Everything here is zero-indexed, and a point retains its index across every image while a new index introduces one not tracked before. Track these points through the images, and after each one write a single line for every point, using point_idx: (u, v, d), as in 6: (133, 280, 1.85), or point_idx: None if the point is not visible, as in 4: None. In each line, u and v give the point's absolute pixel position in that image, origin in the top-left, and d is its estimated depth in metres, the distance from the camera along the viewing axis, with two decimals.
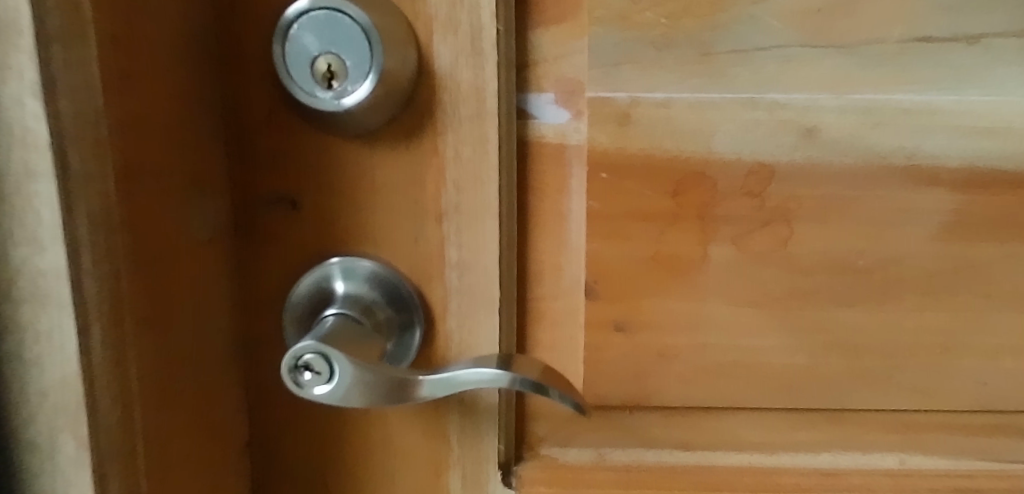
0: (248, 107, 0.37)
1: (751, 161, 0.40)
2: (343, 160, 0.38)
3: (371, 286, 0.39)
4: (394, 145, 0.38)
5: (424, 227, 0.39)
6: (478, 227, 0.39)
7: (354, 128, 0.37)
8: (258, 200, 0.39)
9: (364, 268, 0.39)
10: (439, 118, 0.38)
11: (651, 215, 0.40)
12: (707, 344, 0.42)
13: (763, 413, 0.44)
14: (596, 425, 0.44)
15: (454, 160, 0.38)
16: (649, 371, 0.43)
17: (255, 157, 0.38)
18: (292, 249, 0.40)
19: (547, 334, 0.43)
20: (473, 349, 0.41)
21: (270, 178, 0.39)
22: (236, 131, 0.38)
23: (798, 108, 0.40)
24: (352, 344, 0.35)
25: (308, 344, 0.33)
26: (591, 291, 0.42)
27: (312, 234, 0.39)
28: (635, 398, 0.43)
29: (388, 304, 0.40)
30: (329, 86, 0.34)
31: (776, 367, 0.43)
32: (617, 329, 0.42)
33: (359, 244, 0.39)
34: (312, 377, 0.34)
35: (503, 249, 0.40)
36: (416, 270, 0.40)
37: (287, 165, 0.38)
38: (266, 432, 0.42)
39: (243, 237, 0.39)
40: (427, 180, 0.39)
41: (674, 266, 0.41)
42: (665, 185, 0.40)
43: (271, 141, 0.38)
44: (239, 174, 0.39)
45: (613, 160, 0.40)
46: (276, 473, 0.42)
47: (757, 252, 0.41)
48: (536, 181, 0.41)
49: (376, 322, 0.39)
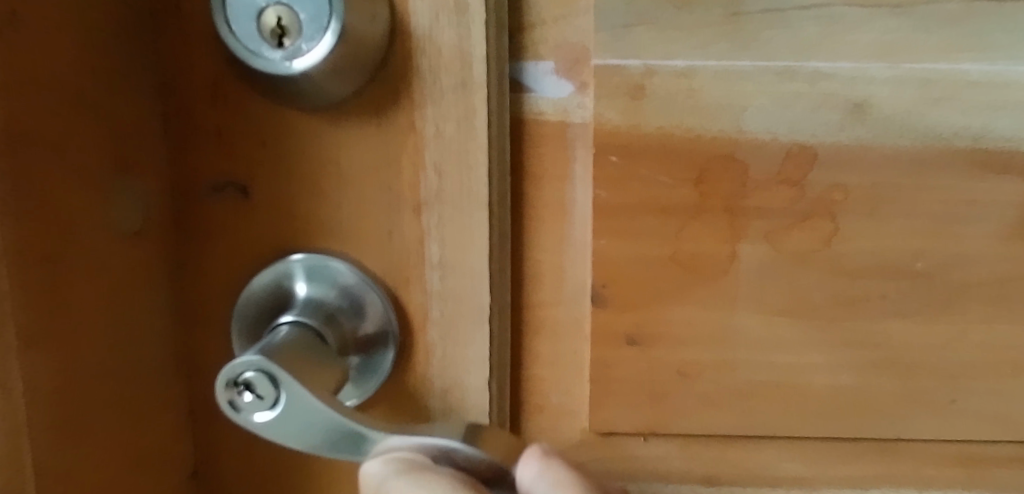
0: (189, 75, 0.32)
1: (789, 142, 0.34)
2: (302, 138, 0.32)
3: (337, 290, 0.33)
4: (364, 122, 0.32)
5: (400, 219, 0.33)
6: (462, 220, 0.33)
7: (314, 100, 0.31)
8: (204, 187, 0.33)
9: (329, 269, 0.33)
10: (416, 89, 0.32)
11: (668, 207, 0.34)
12: (737, 362, 0.36)
13: (802, 443, 0.37)
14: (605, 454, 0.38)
15: (436, 138, 0.32)
16: (668, 393, 0.36)
17: (199, 135, 0.32)
18: (244, 246, 0.34)
19: (546, 346, 0.37)
20: (458, 363, 0.35)
21: (216, 159, 0.33)
22: (175, 105, 0.32)
23: (846, 78, 0.33)
24: (304, 364, 0.29)
25: (252, 360, 0.27)
26: (599, 297, 0.35)
27: (268, 228, 0.33)
28: (651, 426, 0.37)
29: (355, 311, 0.33)
30: (278, 44, 0.28)
31: (818, 388, 0.36)
32: (629, 343, 0.35)
33: (323, 239, 0.33)
34: (252, 401, 0.27)
35: (495, 246, 0.34)
36: (391, 270, 0.34)
37: (238, 145, 0.32)
38: (212, 463, 0.36)
39: (187, 230, 0.34)
40: (402, 162, 0.33)
41: (697, 268, 0.35)
42: (686, 172, 0.34)
43: (217, 116, 0.32)
44: (181, 157, 0.33)
45: (624, 140, 0.33)
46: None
47: (795, 251, 0.35)
48: (533, 166, 0.35)
49: (341, 337, 0.33)
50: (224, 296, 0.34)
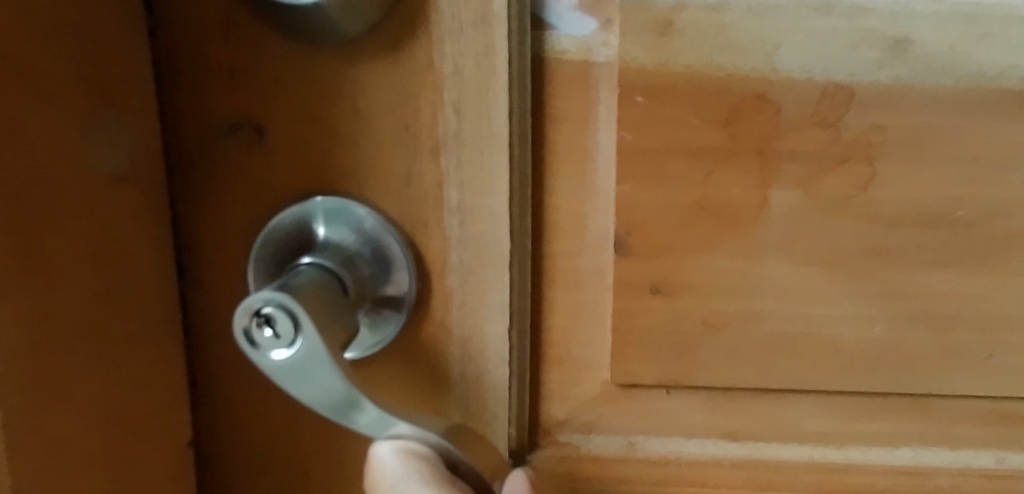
0: (201, 8, 0.31)
1: (824, 82, 0.32)
2: (316, 76, 0.31)
3: (357, 235, 0.32)
4: (380, 59, 0.31)
5: (418, 161, 0.32)
6: (481, 160, 0.32)
7: (327, 32, 0.30)
8: (218, 126, 0.32)
9: (349, 214, 0.32)
10: (434, 24, 0.31)
11: (696, 151, 0.33)
12: (765, 314, 0.34)
13: (832, 398, 0.36)
14: (626, 407, 0.37)
15: (454, 76, 0.31)
16: (693, 345, 0.35)
17: (212, 72, 0.31)
18: (259, 188, 0.33)
19: (567, 297, 0.35)
20: (477, 312, 0.34)
21: (229, 98, 0.32)
22: (187, 40, 0.31)
23: (886, 13, 0.31)
24: (324, 310, 0.28)
25: (278, 294, 0.26)
26: (623, 245, 0.34)
27: (284, 170, 0.33)
28: (674, 378, 0.36)
29: (374, 259, 0.33)
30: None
31: (849, 341, 0.35)
32: (653, 292, 0.34)
33: (339, 181, 0.33)
34: (270, 337, 0.27)
35: (515, 190, 0.33)
36: (409, 214, 0.33)
37: (253, 83, 0.31)
38: (224, 410, 0.36)
39: (201, 171, 0.33)
40: (420, 101, 0.32)
41: (726, 215, 0.33)
42: (715, 113, 0.32)
43: (230, 53, 0.31)
44: (194, 94, 0.32)
45: (651, 80, 0.32)
46: (236, 457, 0.36)
47: (828, 198, 0.33)
48: (555, 108, 0.33)
49: (359, 286, 0.32)
50: (239, 240, 0.33)
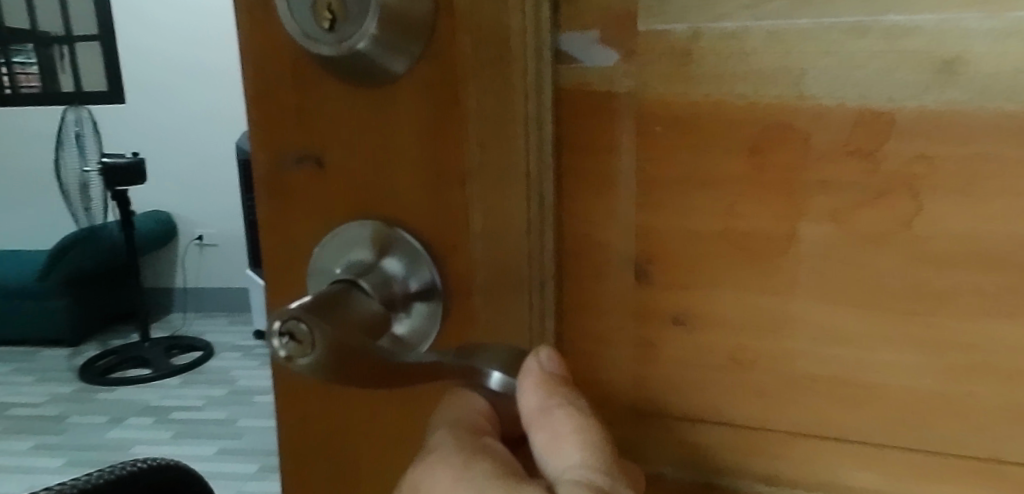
0: (263, 59, 0.35)
1: (857, 108, 0.28)
2: (359, 112, 0.34)
3: (395, 255, 0.34)
4: (411, 97, 0.33)
5: (446, 190, 0.34)
6: (503, 189, 0.33)
7: (358, 74, 0.32)
8: (284, 159, 0.36)
9: (386, 234, 0.34)
10: (458, 64, 0.32)
11: (717, 178, 0.31)
12: (797, 356, 0.32)
13: (882, 454, 0.32)
14: (653, 434, 0.35)
15: (478, 112, 0.33)
16: (718, 380, 0.33)
17: (277, 112, 0.35)
18: (316, 214, 0.36)
19: (589, 321, 0.35)
20: (499, 333, 0.35)
21: (292, 132, 0.35)
22: (258, 88, 0.35)
23: (935, 33, 0.27)
24: (347, 314, 0.29)
25: (295, 308, 0.27)
26: (643, 274, 0.33)
27: (334, 196, 0.35)
28: (699, 411, 0.34)
29: (411, 275, 0.34)
30: (328, 28, 0.29)
31: (899, 393, 0.31)
32: (675, 323, 0.33)
33: (375, 206, 0.35)
34: (297, 348, 0.27)
35: (536, 218, 0.33)
36: (437, 238, 0.34)
37: (309, 120, 0.35)
38: (287, 399, 0.39)
39: (274, 199, 0.37)
40: (448, 135, 0.33)
41: (751, 246, 0.31)
42: (738, 141, 0.30)
43: (292, 93, 0.35)
44: (263, 133, 0.36)
45: (669, 110, 0.31)
46: (303, 447, 0.39)
47: (868, 233, 0.29)
48: (576, 136, 0.33)
49: (389, 291, 0.32)
50: (295, 258, 0.37)
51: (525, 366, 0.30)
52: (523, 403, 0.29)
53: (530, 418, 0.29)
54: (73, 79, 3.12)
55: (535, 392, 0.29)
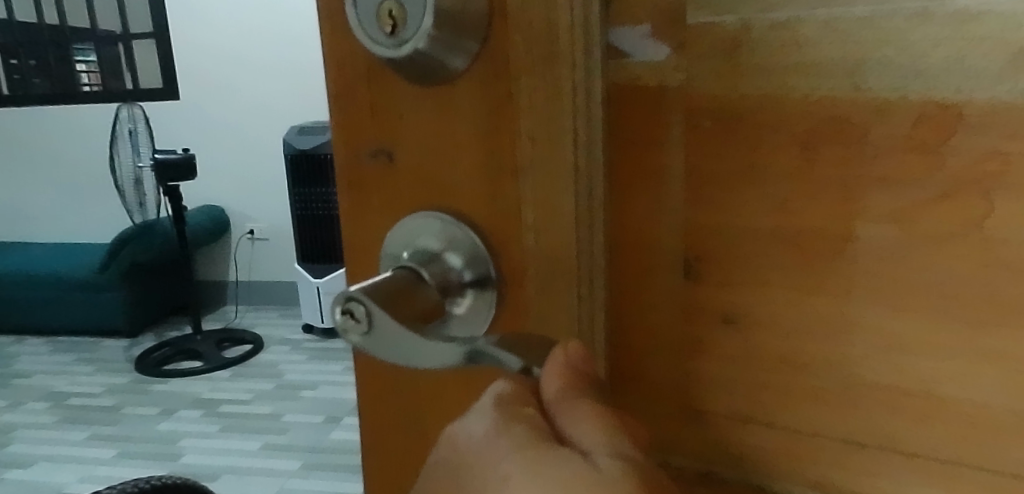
0: (344, 61, 0.36)
1: (920, 100, 0.26)
2: (421, 107, 0.35)
3: (454, 247, 0.34)
4: (470, 96, 0.33)
5: (500, 184, 0.34)
6: (553, 184, 0.33)
7: (418, 74, 0.33)
8: (361, 156, 0.37)
9: (445, 225, 0.35)
10: (511, 61, 0.32)
11: (770, 172, 0.29)
12: (858, 368, 0.29)
13: (952, 475, 0.28)
14: (703, 431, 0.34)
15: (529, 108, 0.32)
16: (770, 382, 0.31)
17: (355, 111, 0.37)
18: (384, 209, 0.37)
19: (638, 317, 0.34)
20: (549, 328, 0.34)
21: (367, 129, 0.37)
22: (339, 86, 0.37)
23: (1006, 15, 0.24)
24: (401, 297, 0.31)
25: (353, 290, 0.30)
26: (690, 270, 0.32)
27: (403, 189, 0.36)
28: (748, 413, 0.32)
29: (470, 267, 0.34)
30: (389, 33, 0.30)
31: (969, 411, 0.27)
32: (725, 321, 0.32)
33: (436, 199, 0.35)
34: (354, 326, 0.30)
35: (584, 212, 0.33)
36: (492, 232, 0.34)
37: (382, 119, 0.36)
38: (363, 392, 0.39)
39: (353, 191, 0.38)
40: (503, 129, 0.33)
41: (806, 245, 0.29)
42: (793, 136, 0.29)
43: (366, 91, 0.36)
44: (344, 131, 0.37)
45: (722, 105, 0.30)
46: (384, 442, 0.39)
47: (932, 234, 0.27)
48: (629, 130, 0.32)
49: (444, 279, 0.33)
50: (365, 249, 0.38)
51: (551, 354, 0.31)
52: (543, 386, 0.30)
53: (549, 398, 0.30)
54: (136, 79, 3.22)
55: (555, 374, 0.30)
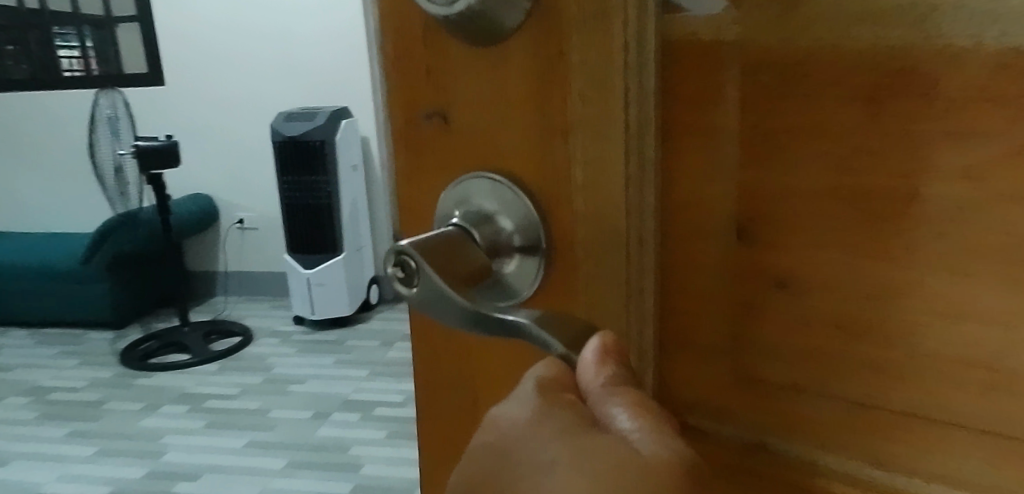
0: (400, 20, 0.36)
1: (998, 48, 0.25)
2: (471, 67, 0.34)
3: (507, 209, 0.34)
4: (522, 56, 0.33)
5: (552, 144, 0.33)
6: (605, 142, 0.32)
7: (474, 31, 0.32)
8: (417, 118, 0.37)
9: (498, 188, 0.34)
10: (563, 17, 0.31)
11: (830, 127, 0.28)
12: (926, 337, 0.28)
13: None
14: (755, 400, 0.32)
15: (580, 65, 0.32)
16: (826, 350, 0.30)
17: (410, 72, 0.36)
18: (440, 171, 0.37)
19: (687, 282, 0.33)
20: (599, 292, 0.34)
21: (422, 90, 0.36)
22: (397, 48, 0.36)
23: None
24: (451, 258, 0.32)
25: (403, 246, 0.31)
26: (743, 232, 0.31)
27: (457, 151, 0.36)
28: (801, 383, 0.31)
29: (522, 231, 0.34)
30: None
31: None
32: (777, 285, 0.31)
33: (485, 160, 0.35)
34: (404, 278, 0.32)
35: (636, 172, 0.32)
36: (543, 193, 0.34)
37: (437, 81, 0.35)
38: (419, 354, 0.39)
39: (410, 153, 0.38)
40: (555, 88, 0.32)
41: (866, 203, 0.28)
42: (858, 88, 0.28)
43: (421, 51, 0.35)
44: (400, 92, 0.37)
45: (782, 58, 0.29)
46: (437, 403, 0.39)
47: (1008, 191, 0.25)
48: (685, 87, 0.32)
49: (495, 241, 0.33)
50: (420, 210, 0.38)
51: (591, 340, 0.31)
52: (584, 374, 0.30)
53: (588, 385, 0.30)
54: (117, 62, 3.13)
55: (593, 362, 0.30)
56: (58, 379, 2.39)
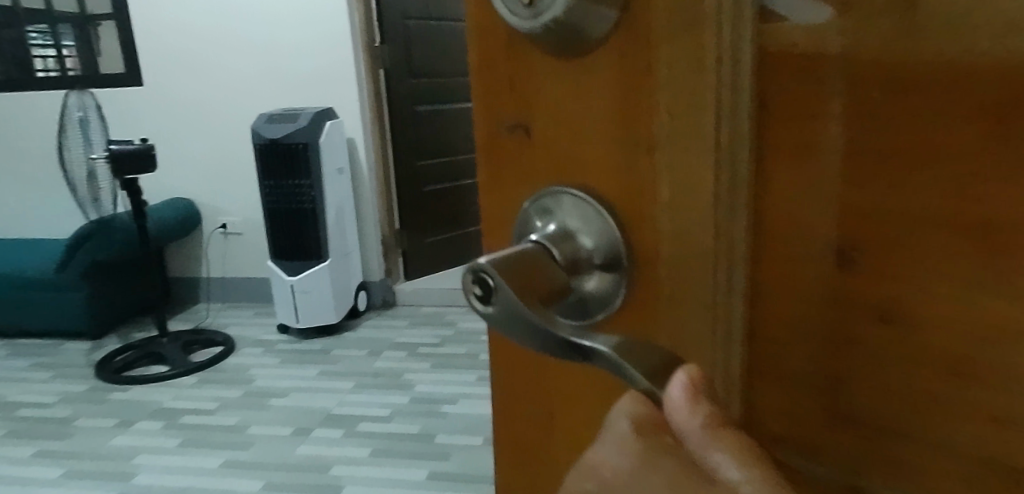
0: (483, 29, 0.35)
1: None
2: (556, 79, 0.33)
3: (587, 226, 0.33)
4: (611, 68, 0.31)
5: (636, 161, 0.32)
6: (693, 162, 0.30)
7: (560, 41, 0.31)
8: (500, 130, 0.36)
9: (576, 203, 0.33)
10: (651, 28, 0.30)
11: (952, 153, 0.26)
12: None
13: None
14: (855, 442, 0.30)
15: (669, 79, 0.30)
16: (938, 392, 0.27)
17: (492, 83, 0.35)
18: (520, 182, 0.36)
19: (783, 311, 0.31)
20: (682, 318, 0.32)
21: (504, 101, 0.35)
22: (479, 60, 0.35)
23: None
24: (529, 278, 0.31)
25: (482, 264, 0.30)
26: (849, 261, 0.29)
27: (539, 164, 0.35)
28: (907, 426, 0.28)
29: (601, 249, 0.32)
30: (527, 4, 0.30)
31: None
32: (885, 321, 0.28)
33: (568, 175, 0.34)
34: (481, 296, 0.31)
35: (726, 194, 0.30)
36: (626, 211, 0.32)
37: (518, 92, 0.34)
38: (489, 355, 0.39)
39: (491, 164, 0.37)
40: (642, 104, 0.31)
41: (992, 236, 0.25)
42: (984, 108, 0.25)
43: (503, 63, 0.34)
44: (483, 103, 0.36)
45: (895, 74, 0.27)
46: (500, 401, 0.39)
47: None
48: (786, 103, 0.30)
49: (574, 259, 0.32)
50: (502, 223, 0.37)
51: (678, 373, 0.28)
52: (674, 415, 0.27)
53: (681, 426, 0.27)
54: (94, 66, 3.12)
55: (684, 402, 0.27)
56: (28, 390, 2.35)
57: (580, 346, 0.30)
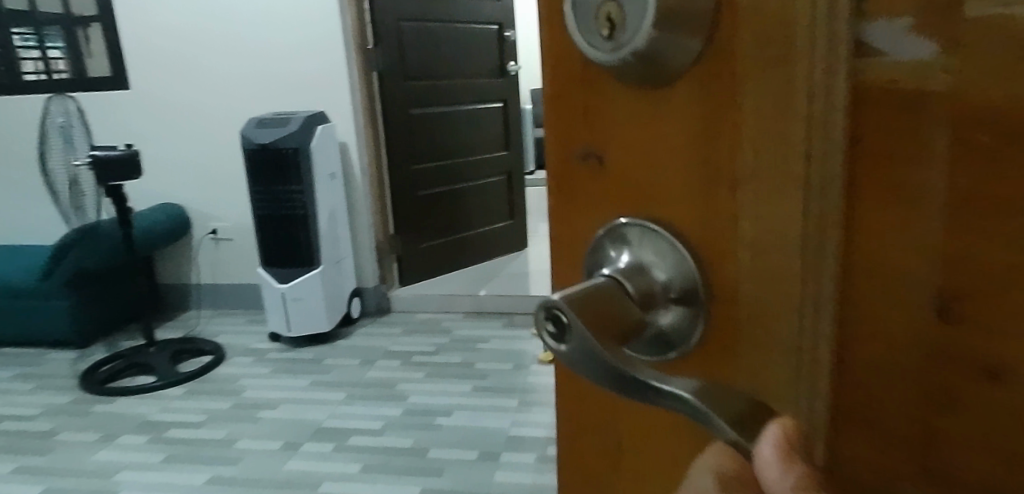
0: (557, 54, 0.33)
1: None
2: (634, 107, 0.32)
3: (663, 259, 0.31)
4: (693, 98, 0.30)
5: (717, 196, 0.30)
6: (783, 200, 0.29)
7: (636, 70, 0.29)
8: (571, 159, 0.35)
9: (650, 236, 0.32)
10: (737, 60, 0.28)
11: None
12: None
13: None
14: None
15: (756, 113, 0.29)
16: None
17: (565, 110, 0.34)
18: (593, 213, 0.34)
19: (873, 360, 0.29)
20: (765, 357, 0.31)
21: (576, 129, 0.34)
22: (552, 86, 0.34)
23: None
24: (603, 315, 0.29)
25: (555, 300, 0.28)
26: (948, 310, 0.27)
27: (613, 196, 0.33)
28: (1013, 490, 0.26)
29: (676, 283, 0.31)
30: (607, 37, 0.28)
31: None
32: (988, 375, 0.26)
33: (646, 207, 0.32)
34: (554, 333, 0.29)
35: (816, 234, 0.29)
36: (707, 247, 0.31)
37: (592, 120, 0.33)
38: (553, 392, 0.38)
39: (560, 195, 0.35)
40: (725, 138, 0.29)
41: None
42: None
43: (578, 90, 0.33)
44: (553, 131, 0.35)
45: (1006, 114, 0.25)
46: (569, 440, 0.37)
47: None
48: (883, 141, 0.27)
49: (649, 294, 0.31)
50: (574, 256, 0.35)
51: (770, 428, 0.26)
52: (764, 472, 0.26)
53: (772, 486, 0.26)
54: (77, 61, 3.04)
55: (777, 462, 0.26)
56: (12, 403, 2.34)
57: (659, 390, 0.28)
